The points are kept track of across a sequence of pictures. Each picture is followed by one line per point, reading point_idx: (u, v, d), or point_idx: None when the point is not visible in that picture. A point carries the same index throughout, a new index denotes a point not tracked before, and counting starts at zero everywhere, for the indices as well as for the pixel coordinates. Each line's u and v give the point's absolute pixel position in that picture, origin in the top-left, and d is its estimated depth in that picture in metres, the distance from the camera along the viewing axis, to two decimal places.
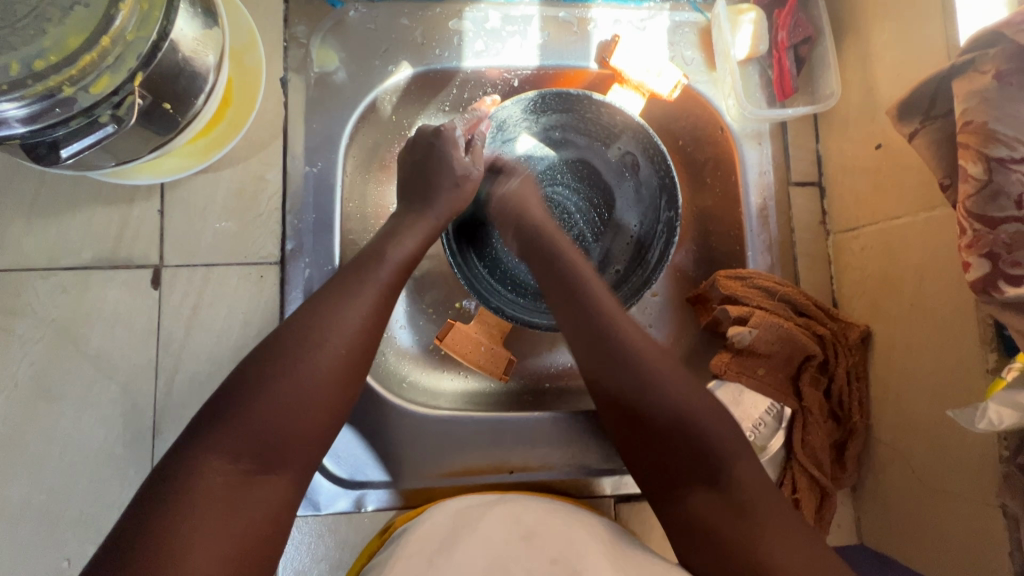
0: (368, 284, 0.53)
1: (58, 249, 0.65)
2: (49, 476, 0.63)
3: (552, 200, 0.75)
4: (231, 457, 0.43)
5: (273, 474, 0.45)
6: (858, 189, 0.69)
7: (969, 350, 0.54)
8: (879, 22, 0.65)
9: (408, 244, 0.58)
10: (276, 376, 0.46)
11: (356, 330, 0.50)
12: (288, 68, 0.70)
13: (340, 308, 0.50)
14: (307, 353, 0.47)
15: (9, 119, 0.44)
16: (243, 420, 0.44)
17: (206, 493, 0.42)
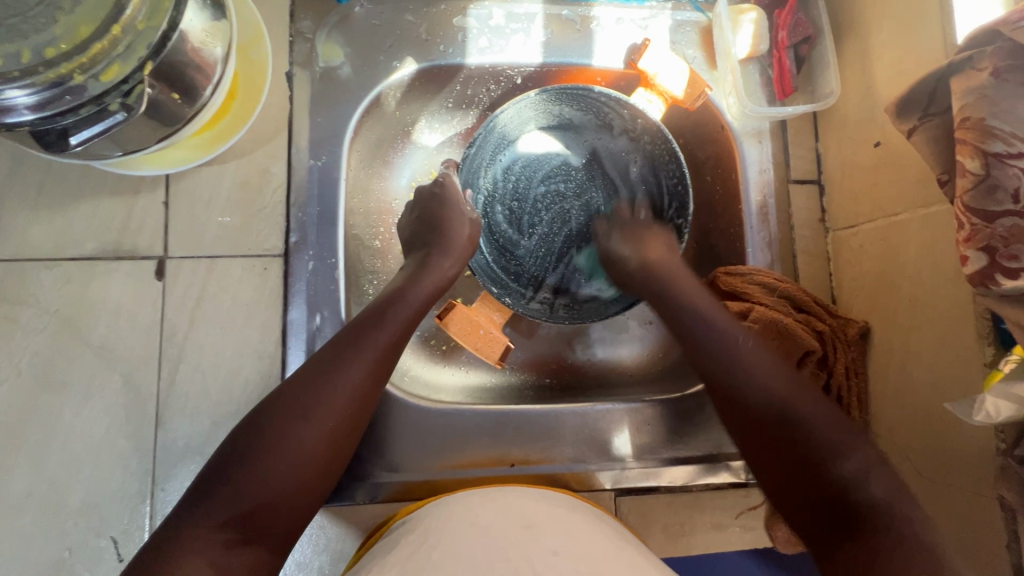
0: (363, 350, 0.53)
1: (63, 239, 0.65)
2: (52, 465, 0.63)
3: (563, 192, 0.76)
4: (216, 523, 0.44)
5: (256, 541, 0.46)
6: (856, 187, 0.70)
7: (966, 343, 0.55)
8: (878, 22, 0.66)
9: (413, 300, 0.59)
10: (265, 448, 0.47)
11: (348, 401, 0.52)
12: (294, 62, 0.71)
13: (335, 379, 0.51)
14: (299, 423, 0.49)
15: (17, 105, 0.44)
16: (228, 491, 0.46)
17: (191, 558, 0.43)
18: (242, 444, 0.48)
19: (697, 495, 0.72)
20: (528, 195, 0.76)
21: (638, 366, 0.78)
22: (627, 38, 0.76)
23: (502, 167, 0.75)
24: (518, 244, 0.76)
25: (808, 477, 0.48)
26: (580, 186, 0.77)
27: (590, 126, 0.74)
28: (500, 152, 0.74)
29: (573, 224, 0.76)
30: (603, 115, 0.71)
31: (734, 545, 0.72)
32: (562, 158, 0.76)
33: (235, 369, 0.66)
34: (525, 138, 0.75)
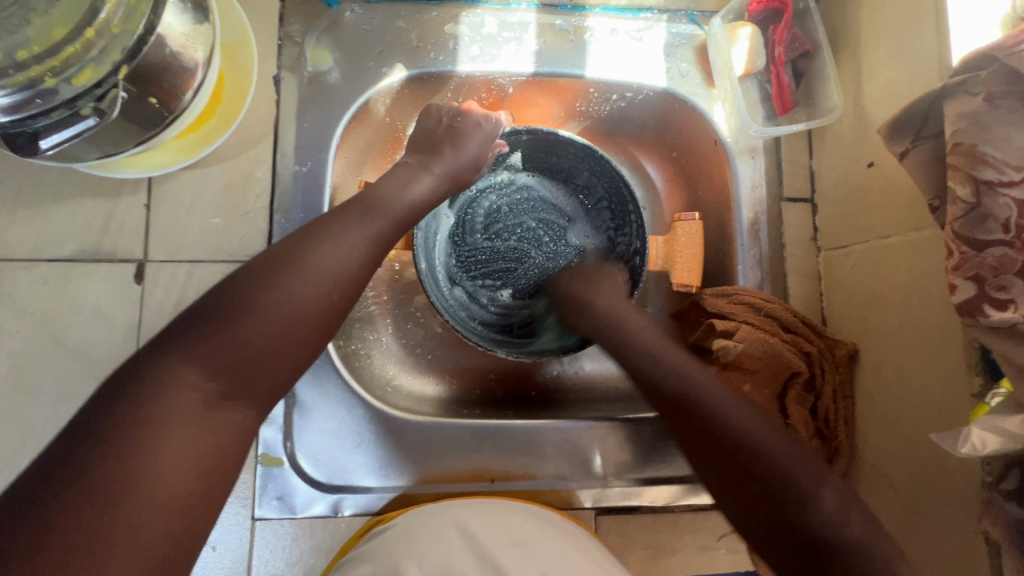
0: (357, 229, 0.52)
1: (41, 240, 0.65)
2: (23, 469, 0.62)
3: (538, 241, 0.80)
4: (194, 369, 0.43)
5: (239, 400, 0.45)
6: (848, 207, 0.69)
7: (955, 372, 0.54)
8: (874, 41, 0.65)
9: (412, 200, 0.58)
10: (249, 301, 0.46)
11: (341, 277, 0.50)
12: (282, 66, 0.70)
13: (328, 252, 0.49)
14: (287, 288, 0.47)
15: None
16: (204, 340, 0.44)
17: (172, 409, 0.41)
18: (223, 298, 0.46)
19: (679, 515, 0.71)
20: (514, 223, 0.79)
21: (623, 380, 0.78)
22: (622, 50, 0.75)
23: (516, 188, 0.79)
24: (474, 234, 0.79)
25: (787, 535, 0.48)
26: (553, 254, 0.79)
27: (610, 223, 0.77)
28: (524, 176, 0.79)
29: (525, 269, 0.79)
30: (625, 226, 0.74)
31: (716, 568, 0.70)
32: (562, 222, 0.79)
33: None
34: (551, 183, 0.79)
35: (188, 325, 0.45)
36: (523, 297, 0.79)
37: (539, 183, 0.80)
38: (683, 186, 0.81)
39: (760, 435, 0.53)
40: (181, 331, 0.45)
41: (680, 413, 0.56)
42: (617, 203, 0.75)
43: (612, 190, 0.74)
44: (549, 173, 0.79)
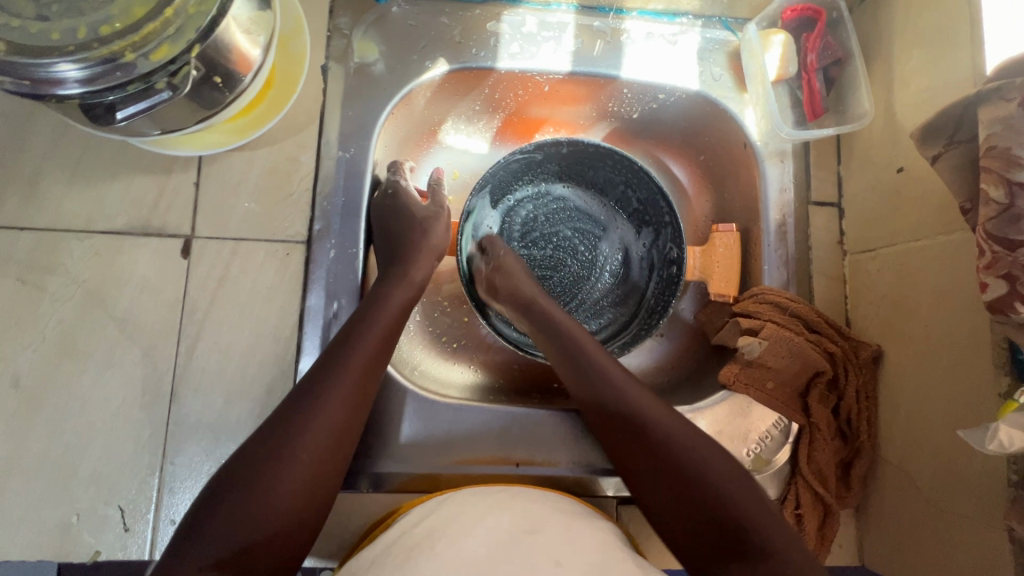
0: (338, 390, 0.54)
1: (95, 212, 0.67)
2: (66, 431, 0.64)
3: (573, 250, 0.86)
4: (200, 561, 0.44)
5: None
6: (876, 211, 0.71)
7: (981, 371, 0.55)
8: (908, 51, 0.67)
9: (395, 314, 0.62)
10: (253, 484, 0.48)
11: (332, 431, 0.53)
12: (330, 57, 0.73)
13: (317, 419, 0.52)
14: (283, 460, 0.49)
15: (66, 79, 0.46)
16: (222, 527, 0.46)
17: None
18: (229, 483, 0.48)
19: None
20: (552, 231, 0.86)
21: (645, 376, 0.82)
22: (658, 52, 0.77)
23: (553, 198, 0.86)
24: (512, 243, 0.85)
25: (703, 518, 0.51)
26: (589, 263, 0.86)
27: (641, 232, 0.85)
28: (562, 187, 0.86)
29: (563, 276, 0.85)
30: (658, 235, 0.82)
31: None
32: (597, 231, 0.87)
33: (250, 350, 0.67)
34: (585, 195, 0.87)
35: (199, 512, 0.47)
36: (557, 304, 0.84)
37: (573, 193, 0.87)
38: (711, 188, 0.85)
39: (673, 427, 0.56)
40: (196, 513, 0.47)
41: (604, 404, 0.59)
42: (649, 215, 0.82)
43: (644, 201, 0.82)
44: (584, 185, 0.86)
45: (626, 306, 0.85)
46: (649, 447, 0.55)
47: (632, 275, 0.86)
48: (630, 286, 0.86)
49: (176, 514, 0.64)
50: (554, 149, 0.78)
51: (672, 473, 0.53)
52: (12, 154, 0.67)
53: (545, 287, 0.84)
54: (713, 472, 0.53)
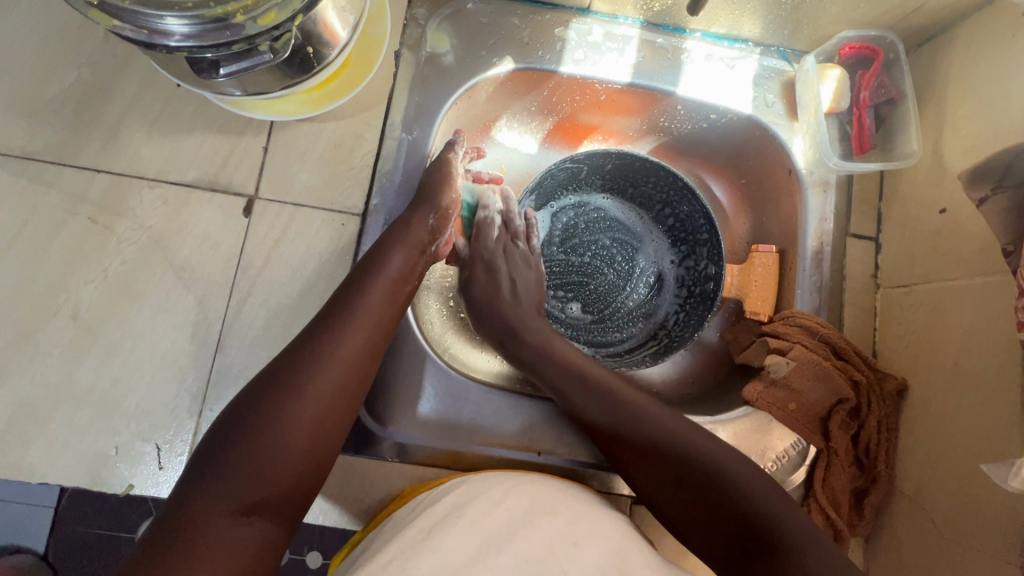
0: (345, 342, 0.54)
1: (169, 164, 0.71)
2: (117, 366, 0.67)
3: (610, 259, 0.88)
4: (214, 497, 0.46)
5: (260, 515, 0.47)
6: (914, 249, 0.72)
7: (1008, 410, 0.56)
8: (963, 98, 0.69)
9: (407, 271, 0.61)
10: (260, 418, 0.49)
11: (342, 379, 0.53)
12: (404, 44, 0.76)
13: (325, 364, 0.53)
14: (291, 399, 0.50)
15: (172, 33, 0.49)
16: (234, 459, 0.47)
17: (202, 524, 0.44)
18: (240, 424, 0.49)
19: None
20: (591, 241, 0.88)
21: (667, 388, 0.84)
22: (715, 72, 0.79)
23: (594, 208, 0.89)
24: (551, 247, 0.87)
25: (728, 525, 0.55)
26: (625, 274, 0.88)
27: (676, 248, 0.88)
28: (602, 198, 0.89)
29: (597, 285, 0.87)
30: (694, 252, 0.84)
31: None
32: (634, 243, 0.89)
33: (296, 311, 0.70)
34: (626, 207, 0.89)
35: (223, 442, 0.48)
36: (591, 312, 0.87)
37: (614, 205, 0.89)
38: (749, 212, 0.87)
39: (679, 430, 0.60)
40: (217, 440, 0.49)
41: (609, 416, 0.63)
42: (688, 231, 0.85)
43: (683, 217, 0.84)
44: (626, 199, 0.88)
45: (657, 319, 0.87)
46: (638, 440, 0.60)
47: (666, 289, 0.88)
48: (661, 300, 0.88)
49: None
50: (602, 159, 0.80)
51: (670, 465, 0.59)
52: (97, 100, 0.71)
53: (580, 293, 0.87)
54: (678, 431, 0.61)
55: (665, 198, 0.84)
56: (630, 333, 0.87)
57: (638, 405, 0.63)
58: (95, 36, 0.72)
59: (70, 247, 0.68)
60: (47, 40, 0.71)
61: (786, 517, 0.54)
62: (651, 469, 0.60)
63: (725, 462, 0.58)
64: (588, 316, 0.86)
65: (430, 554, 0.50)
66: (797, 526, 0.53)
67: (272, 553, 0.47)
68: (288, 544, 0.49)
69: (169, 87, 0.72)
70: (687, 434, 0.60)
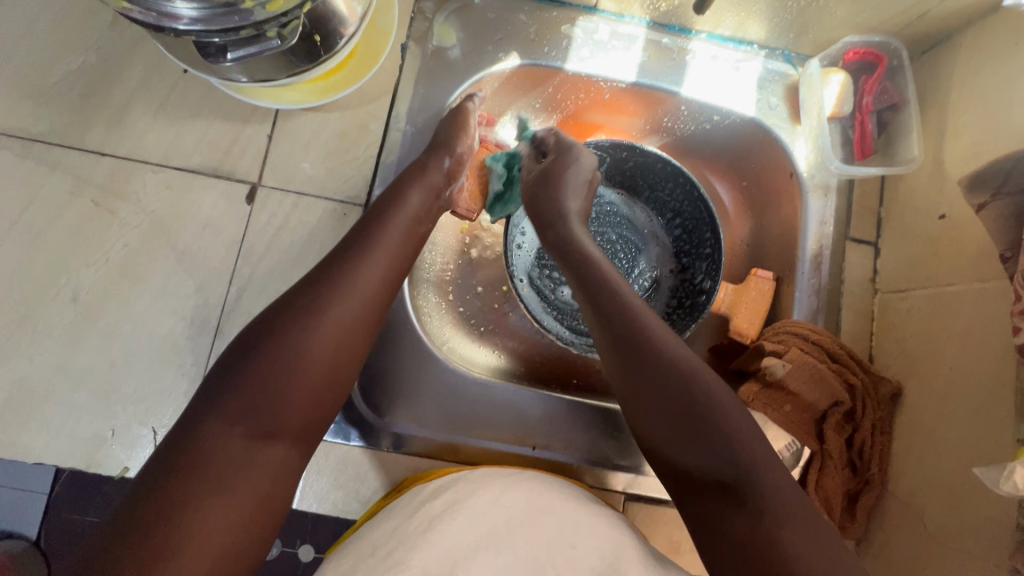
0: (359, 276, 0.53)
1: (173, 150, 0.71)
2: (115, 349, 0.67)
3: (612, 255, 0.88)
4: (230, 423, 0.46)
5: (273, 443, 0.47)
6: (911, 255, 0.73)
7: (1001, 415, 0.57)
8: (965, 106, 0.70)
9: (421, 219, 0.61)
10: (272, 350, 0.49)
11: (356, 311, 0.52)
12: (410, 37, 0.77)
13: (339, 301, 0.51)
14: (304, 334, 0.49)
15: (181, 16, 0.49)
16: (246, 390, 0.47)
17: (216, 451, 0.45)
18: (252, 356, 0.49)
19: None
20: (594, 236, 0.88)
21: None
22: (719, 73, 0.80)
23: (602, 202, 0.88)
24: None
25: (723, 490, 0.47)
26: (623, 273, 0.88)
27: (677, 258, 0.88)
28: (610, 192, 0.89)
29: None
30: (695, 264, 0.84)
31: None
32: (638, 244, 0.89)
33: None
34: (633, 209, 0.89)
35: (233, 374, 0.48)
36: None
37: (622, 204, 0.89)
38: (750, 215, 0.87)
39: (706, 380, 0.51)
40: (228, 373, 0.48)
41: (623, 344, 0.54)
42: (693, 243, 0.84)
43: (691, 228, 0.83)
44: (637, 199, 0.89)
45: None
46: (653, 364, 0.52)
47: (658, 294, 0.88)
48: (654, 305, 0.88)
49: None
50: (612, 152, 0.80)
51: (681, 400, 0.50)
52: (104, 84, 0.71)
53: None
54: (704, 370, 0.52)
55: (672, 206, 0.85)
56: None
57: (665, 332, 0.55)
58: (104, 21, 0.72)
59: (72, 228, 0.69)
60: (55, 22, 0.71)
61: (786, 492, 0.47)
62: (657, 397, 0.51)
63: (741, 417, 0.50)
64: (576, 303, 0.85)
65: (423, 545, 0.50)
66: (793, 505, 0.46)
67: (287, 476, 0.48)
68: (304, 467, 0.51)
69: (175, 74, 0.72)
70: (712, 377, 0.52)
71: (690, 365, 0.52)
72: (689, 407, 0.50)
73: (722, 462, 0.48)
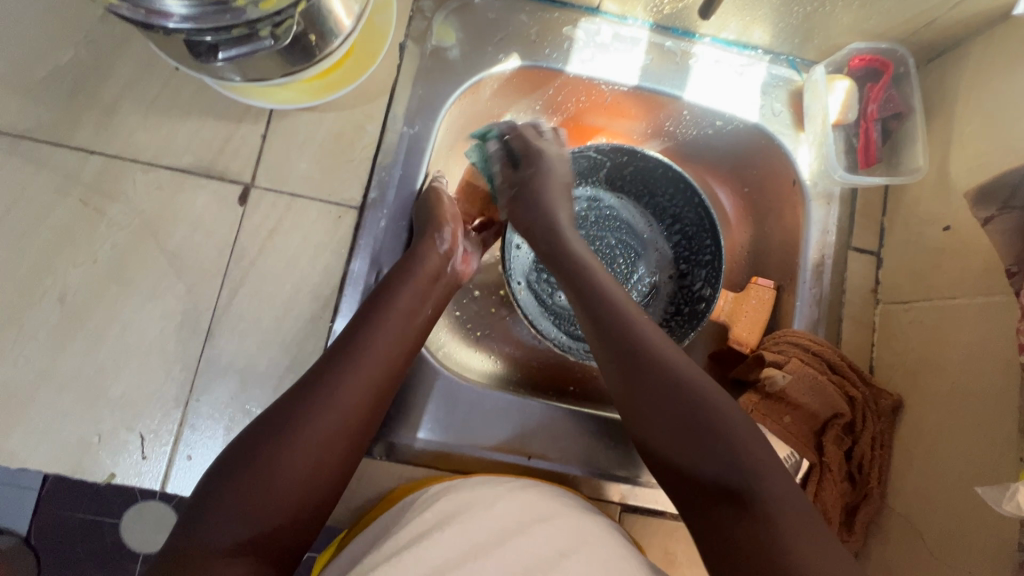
0: (358, 376, 0.53)
1: (164, 148, 0.69)
2: (103, 352, 0.66)
3: (612, 258, 0.87)
4: (211, 533, 0.44)
5: (262, 550, 0.46)
6: (915, 266, 0.72)
7: (1003, 433, 0.56)
8: (971, 115, 0.69)
9: (421, 305, 0.60)
10: (268, 451, 0.48)
11: (350, 417, 0.52)
12: (409, 36, 0.75)
13: (338, 394, 0.51)
14: (302, 430, 0.49)
15: (172, 14, 0.48)
16: (238, 493, 0.46)
17: (203, 559, 0.43)
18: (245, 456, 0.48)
19: None
20: (596, 239, 0.87)
21: None
22: (723, 77, 0.78)
23: (607, 204, 0.87)
24: None
25: (724, 500, 0.47)
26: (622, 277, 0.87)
27: (677, 265, 0.87)
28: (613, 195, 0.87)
29: None
30: (693, 272, 0.83)
31: None
32: (638, 249, 0.88)
33: (289, 304, 0.68)
34: (635, 213, 0.88)
35: (227, 471, 0.47)
36: None
37: (626, 206, 0.88)
38: (751, 222, 0.86)
39: (704, 389, 0.51)
40: (222, 471, 0.48)
41: (621, 350, 0.54)
42: (693, 249, 0.83)
43: (691, 234, 0.83)
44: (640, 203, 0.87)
45: None
46: (651, 374, 0.52)
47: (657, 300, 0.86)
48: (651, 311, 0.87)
49: (193, 452, 0.65)
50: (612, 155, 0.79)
51: (679, 409, 0.50)
52: (93, 80, 0.69)
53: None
54: (702, 379, 0.52)
55: (673, 212, 0.84)
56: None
57: (663, 341, 0.55)
58: (94, 15, 0.70)
59: (59, 228, 0.67)
60: (43, 16, 0.70)
61: (787, 501, 0.46)
62: (656, 406, 0.51)
63: (742, 425, 0.50)
64: None
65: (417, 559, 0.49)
66: (796, 514, 0.46)
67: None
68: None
69: (167, 70, 0.71)
70: (710, 386, 0.52)
71: (688, 375, 0.52)
72: (688, 416, 0.50)
73: (723, 471, 0.48)
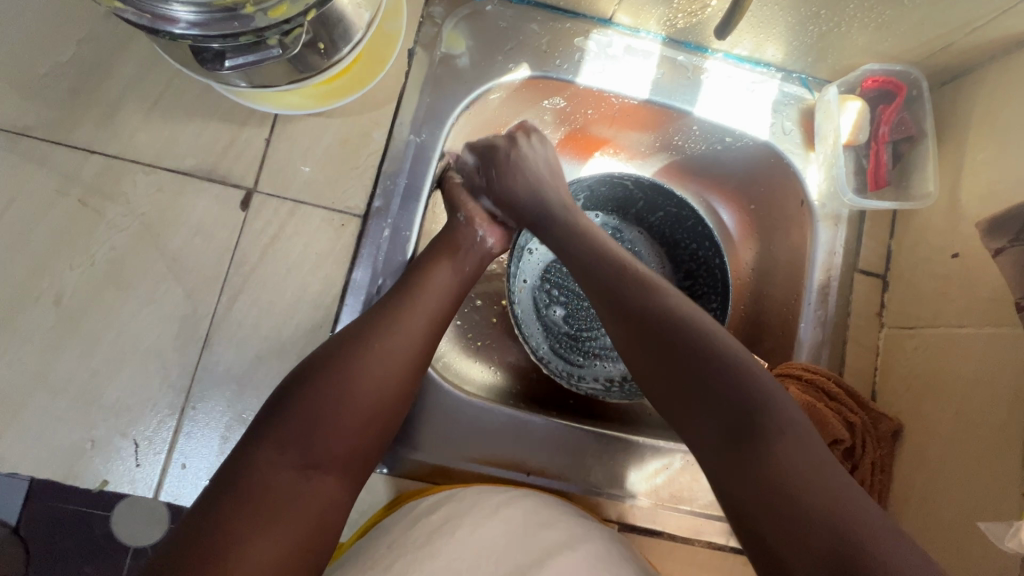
0: (417, 311, 0.55)
1: (165, 151, 0.68)
2: (99, 356, 0.65)
3: None
4: (276, 453, 0.47)
5: (321, 476, 0.48)
6: (920, 292, 0.72)
7: (1009, 468, 0.55)
8: (983, 143, 0.68)
9: (470, 262, 0.62)
10: (325, 382, 0.50)
11: (409, 350, 0.54)
12: (418, 43, 0.74)
13: (395, 332, 0.53)
14: (357, 369, 0.51)
15: (177, 20, 0.46)
16: (294, 423, 0.48)
17: (262, 483, 0.46)
18: (306, 380, 0.50)
19: (697, 549, 0.73)
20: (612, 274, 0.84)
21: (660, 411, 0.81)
22: (733, 92, 0.77)
23: (631, 237, 0.85)
24: None
25: (726, 428, 0.45)
26: None
27: None
28: (637, 230, 0.85)
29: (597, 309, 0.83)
30: None
31: None
32: None
33: (289, 312, 0.67)
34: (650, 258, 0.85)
35: (274, 409, 0.49)
36: (571, 325, 0.82)
37: (645, 247, 0.85)
38: (756, 239, 0.85)
39: (687, 321, 0.50)
40: (267, 416, 0.49)
41: (608, 286, 0.54)
42: None
43: (700, 293, 0.81)
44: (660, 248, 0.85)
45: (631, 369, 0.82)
46: (637, 309, 0.52)
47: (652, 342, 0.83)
48: None
49: (187, 460, 0.64)
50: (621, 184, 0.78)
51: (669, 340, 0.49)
52: (95, 79, 0.68)
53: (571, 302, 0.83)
54: (685, 312, 0.51)
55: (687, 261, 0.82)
56: (597, 365, 0.82)
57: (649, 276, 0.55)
58: (97, 11, 0.69)
59: (57, 229, 0.66)
60: (45, 11, 0.68)
61: (779, 420, 0.44)
62: (640, 339, 0.51)
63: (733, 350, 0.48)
64: (567, 326, 0.82)
65: None
66: (791, 434, 0.44)
67: (336, 511, 0.49)
68: (350, 508, 0.51)
69: (170, 70, 0.69)
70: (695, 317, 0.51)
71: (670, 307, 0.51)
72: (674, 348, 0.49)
73: (719, 395, 0.46)
